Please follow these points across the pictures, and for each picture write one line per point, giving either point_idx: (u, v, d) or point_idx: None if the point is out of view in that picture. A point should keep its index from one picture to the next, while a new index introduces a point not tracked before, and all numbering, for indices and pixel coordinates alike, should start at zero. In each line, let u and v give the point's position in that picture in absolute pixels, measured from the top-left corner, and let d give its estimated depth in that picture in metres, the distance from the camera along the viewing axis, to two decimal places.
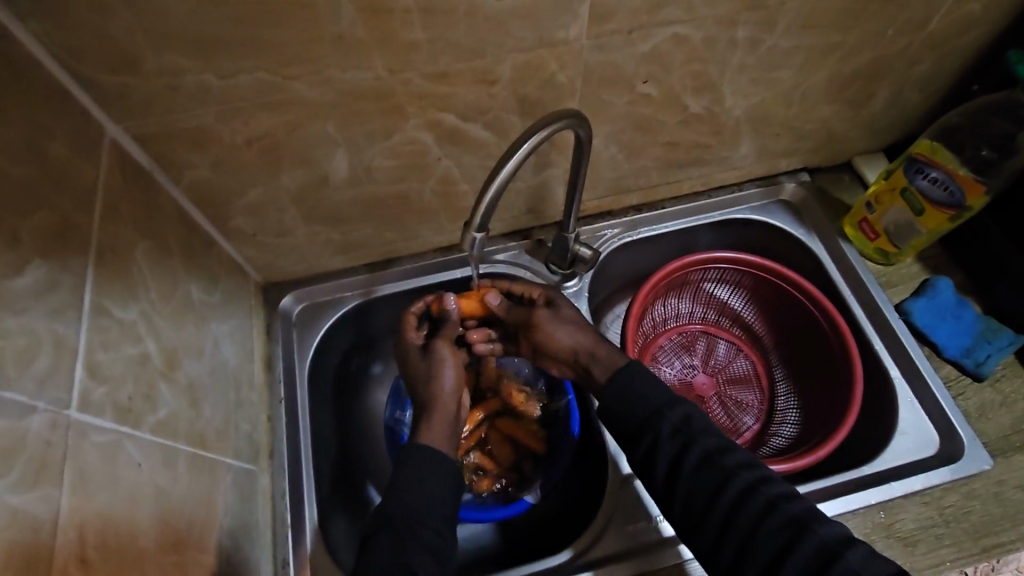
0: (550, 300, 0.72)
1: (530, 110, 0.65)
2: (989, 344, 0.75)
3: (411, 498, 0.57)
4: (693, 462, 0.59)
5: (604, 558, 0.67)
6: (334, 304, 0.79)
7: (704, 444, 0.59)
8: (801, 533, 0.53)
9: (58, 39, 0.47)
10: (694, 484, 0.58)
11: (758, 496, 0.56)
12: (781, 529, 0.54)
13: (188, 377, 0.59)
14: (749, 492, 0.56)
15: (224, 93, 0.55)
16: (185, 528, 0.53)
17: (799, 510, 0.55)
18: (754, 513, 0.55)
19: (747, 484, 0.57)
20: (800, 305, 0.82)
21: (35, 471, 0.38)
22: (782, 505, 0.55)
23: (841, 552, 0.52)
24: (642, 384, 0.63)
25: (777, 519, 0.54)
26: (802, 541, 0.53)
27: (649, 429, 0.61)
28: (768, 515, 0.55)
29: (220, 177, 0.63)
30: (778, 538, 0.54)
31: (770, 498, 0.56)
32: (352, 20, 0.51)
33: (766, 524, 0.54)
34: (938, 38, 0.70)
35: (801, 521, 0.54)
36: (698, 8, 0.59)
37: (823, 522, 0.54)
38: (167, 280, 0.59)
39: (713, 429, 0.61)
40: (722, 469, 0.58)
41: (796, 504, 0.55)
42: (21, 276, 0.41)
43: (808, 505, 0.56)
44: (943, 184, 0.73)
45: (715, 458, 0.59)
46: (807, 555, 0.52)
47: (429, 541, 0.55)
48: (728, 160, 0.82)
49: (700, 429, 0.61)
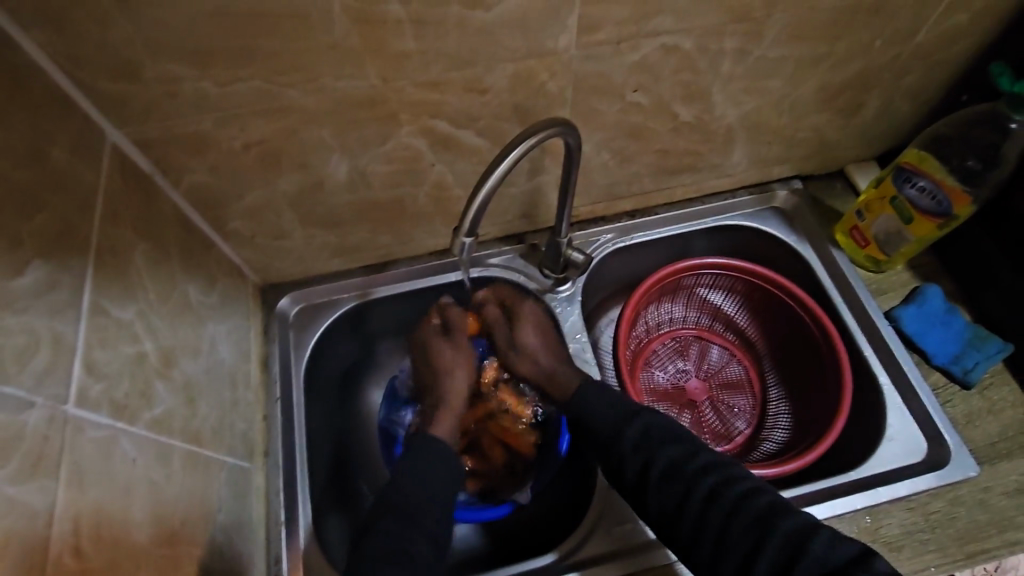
0: (518, 317, 0.78)
1: (521, 117, 0.66)
2: (977, 352, 0.76)
3: (400, 491, 0.60)
4: (656, 475, 0.60)
5: (592, 559, 0.68)
6: (331, 306, 0.81)
7: (665, 455, 0.61)
8: (765, 533, 0.55)
9: (61, 47, 0.49)
10: (660, 496, 0.60)
11: (722, 499, 0.57)
12: (747, 530, 0.56)
13: (184, 376, 0.60)
14: (714, 496, 0.58)
15: (221, 100, 0.56)
16: (179, 523, 0.54)
17: (764, 505, 0.56)
18: (720, 518, 0.57)
19: (712, 488, 0.58)
20: (791, 312, 0.83)
21: (33, 463, 0.40)
22: (749, 502, 0.57)
23: (808, 546, 0.53)
24: (602, 409, 0.66)
25: (744, 518, 0.56)
26: (769, 540, 0.54)
27: (613, 447, 0.63)
28: (734, 518, 0.56)
29: (218, 181, 0.65)
30: (746, 539, 0.55)
31: (734, 500, 0.57)
32: (346, 30, 0.53)
33: (735, 524, 0.56)
34: (926, 49, 0.71)
35: (768, 516, 0.56)
36: (686, 19, 0.60)
37: (787, 515, 0.55)
38: (165, 281, 0.61)
39: (675, 436, 0.63)
40: (685, 476, 0.59)
41: (761, 500, 0.57)
42: (22, 276, 0.42)
43: (773, 497, 0.57)
44: (930, 194, 0.74)
45: (677, 467, 0.60)
46: (776, 550, 0.54)
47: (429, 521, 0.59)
48: (719, 167, 0.83)
49: (659, 439, 0.62)
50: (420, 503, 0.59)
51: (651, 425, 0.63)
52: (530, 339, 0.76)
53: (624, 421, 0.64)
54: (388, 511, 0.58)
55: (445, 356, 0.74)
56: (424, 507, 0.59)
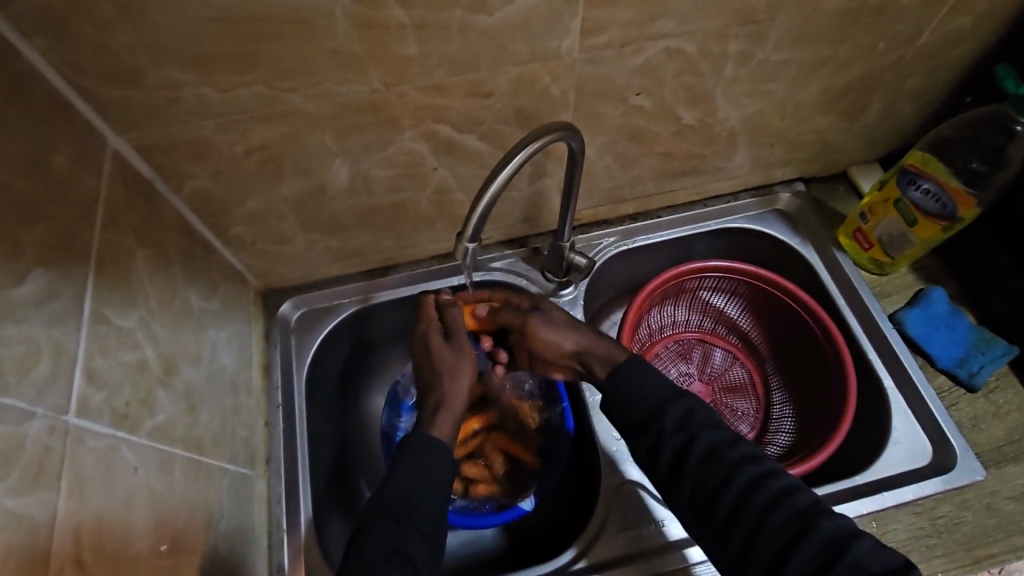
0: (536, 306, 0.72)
1: (524, 122, 0.66)
2: (982, 355, 0.75)
3: None
4: (696, 457, 0.59)
5: (603, 561, 0.68)
6: (333, 310, 0.80)
7: (708, 439, 0.60)
8: (806, 528, 0.54)
9: (62, 54, 0.49)
10: (697, 479, 0.59)
11: (762, 490, 0.56)
12: (786, 524, 0.54)
13: (185, 383, 0.60)
14: (753, 486, 0.57)
15: (223, 105, 0.56)
16: (181, 531, 0.54)
17: (805, 505, 0.55)
18: (759, 507, 0.55)
19: (753, 478, 0.57)
20: (794, 315, 0.82)
21: (33, 474, 0.39)
22: (788, 498, 0.56)
23: (847, 546, 0.52)
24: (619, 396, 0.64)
25: (783, 514, 0.55)
26: (807, 536, 0.53)
27: (653, 425, 0.61)
28: (774, 509, 0.55)
29: (219, 187, 0.64)
30: (783, 533, 0.54)
31: (775, 492, 0.56)
32: (348, 35, 0.53)
33: (771, 519, 0.55)
34: (930, 51, 0.71)
35: (807, 515, 0.54)
36: (690, 22, 0.60)
37: (828, 516, 0.54)
38: (167, 288, 0.60)
39: (716, 423, 0.61)
40: (726, 463, 0.58)
41: (802, 498, 0.56)
42: (23, 285, 0.42)
43: (813, 498, 0.56)
44: (935, 197, 0.73)
45: (719, 453, 0.59)
46: (812, 549, 0.52)
47: (426, 528, 0.56)
48: (723, 170, 0.83)
49: (702, 422, 0.61)
50: (431, 501, 0.57)
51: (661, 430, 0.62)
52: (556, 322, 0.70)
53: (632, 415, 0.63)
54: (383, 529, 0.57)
55: (444, 355, 0.67)
56: (413, 513, 0.56)
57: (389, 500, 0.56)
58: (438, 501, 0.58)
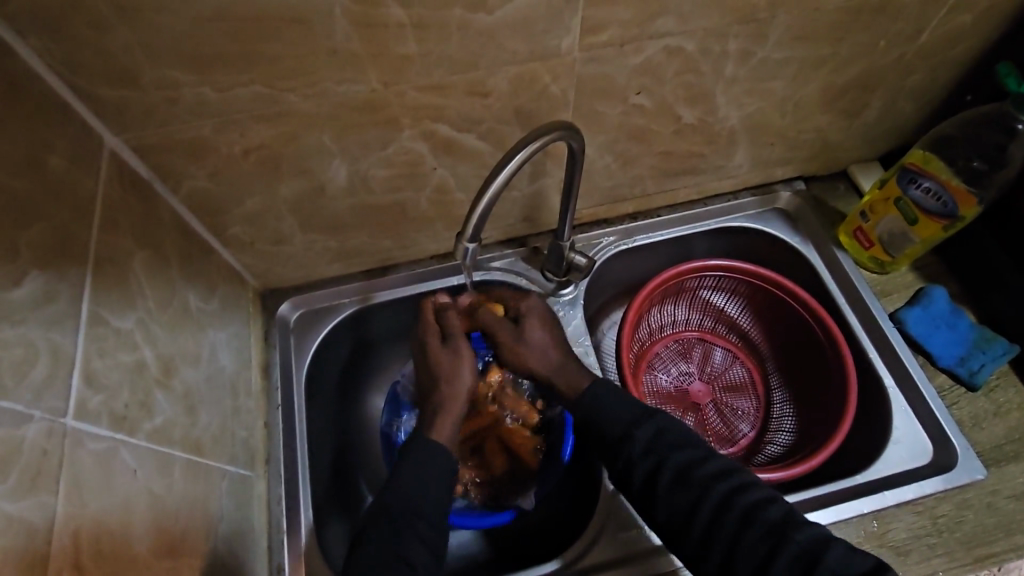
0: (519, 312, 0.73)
1: (524, 121, 0.65)
2: (983, 353, 0.75)
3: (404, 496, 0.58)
4: (666, 480, 0.59)
5: (598, 565, 0.67)
6: (332, 310, 0.80)
7: (676, 460, 0.60)
8: (779, 543, 0.54)
9: (59, 53, 0.48)
10: (670, 502, 0.58)
11: (735, 508, 0.56)
12: (760, 540, 0.54)
13: (184, 384, 0.60)
14: (725, 504, 0.56)
15: (221, 105, 0.56)
16: (180, 534, 0.54)
17: (777, 518, 0.55)
18: (732, 526, 0.55)
19: (725, 494, 0.57)
20: (794, 314, 0.82)
21: (31, 477, 0.39)
22: (761, 513, 0.55)
23: (822, 557, 0.52)
24: (615, 400, 0.65)
25: (756, 530, 0.55)
26: (781, 552, 0.53)
27: (622, 450, 0.61)
28: (747, 527, 0.55)
29: (217, 187, 0.64)
30: (760, 549, 0.54)
31: (747, 508, 0.56)
32: (346, 34, 0.52)
33: (746, 535, 0.55)
34: (931, 49, 0.71)
35: (780, 529, 0.54)
36: (690, 20, 0.59)
37: (801, 528, 0.54)
38: (165, 289, 0.60)
39: (687, 440, 0.61)
40: (697, 482, 0.58)
41: (774, 510, 0.56)
42: (20, 287, 0.42)
43: (786, 510, 0.56)
44: (936, 195, 0.73)
45: (688, 473, 0.59)
46: (788, 563, 0.52)
47: (424, 533, 0.56)
48: (723, 169, 0.82)
49: (671, 443, 0.61)
50: (429, 505, 0.58)
51: (664, 429, 0.62)
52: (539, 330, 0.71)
53: (634, 416, 0.63)
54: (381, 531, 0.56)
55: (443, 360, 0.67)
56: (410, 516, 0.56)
57: (394, 507, 0.57)
58: (436, 504, 0.58)
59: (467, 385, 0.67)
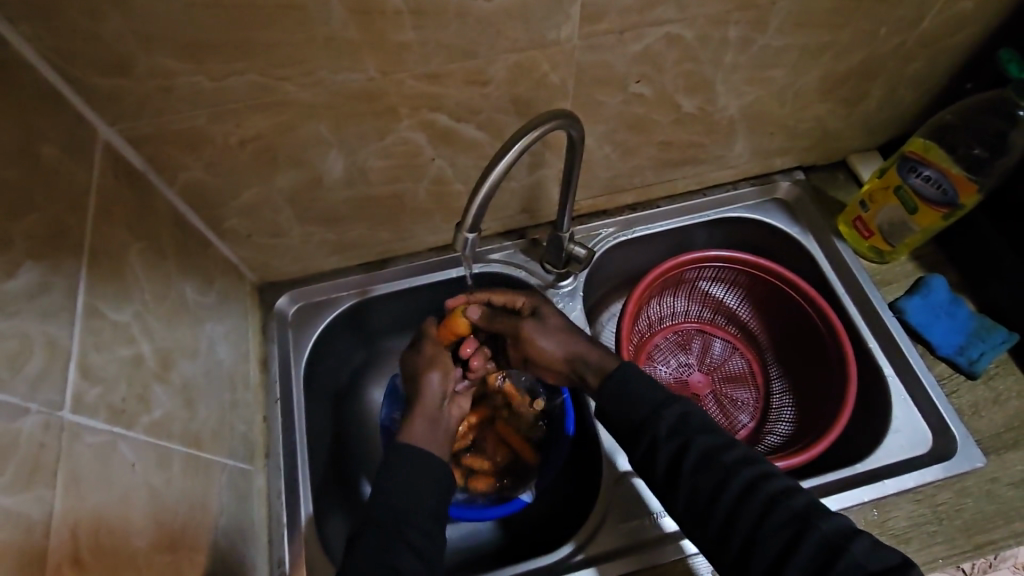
0: (535, 309, 0.72)
1: (522, 110, 0.65)
2: (982, 342, 0.75)
3: (401, 494, 0.58)
4: (692, 462, 0.59)
5: (598, 555, 0.67)
6: (330, 304, 0.79)
7: (701, 444, 0.59)
8: (803, 529, 0.54)
9: (50, 41, 0.48)
10: (693, 485, 0.58)
11: (759, 493, 0.56)
12: (783, 526, 0.54)
13: (182, 378, 0.59)
14: (750, 488, 0.56)
15: (216, 95, 0.55)
16: (180, 528, 0.53)
17: (801, 506, 0.55)
18: (756, 511, 0.55)
19: (750, 481, 0.57)
20: (793, 304, 0.82)
21: (28, 470, 0.39)
22: (784, 500, 0.55)
23: (844, 547, 0.52)
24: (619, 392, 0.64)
25: (780, 517, 0.54)
26: (805, 538, 0.53)
27: (646, 431, 0.61)
28: (770, 513, 0.55)
29: (213, 178, 0.63)
30: (782, 535, 0.54)
31: (772, 494, 0.56)
32: (343, 21, 0.52)
33: (768, 522, 0.55)
34: (931, 37, 0.70)
35: (803, 516, 0.54)
36: (691, 7, 0.59)
37: (824, 516, 0.54)
38: (161, 281, 0.59)
39: (712, 426, 0.61)
40: (722, 466, 0.58)
41: (798, 498, 0.56)
42: (14, 279, 0.41)
43: (810, 498, 0.56)
44: (936, 183, 0.73)
45: (713, 457, 0.59)
46: (810, 552, 0.52)
47: (414, 540, 0.56)
48: (722, 158, 0.82)
49: (697, 427, 0.60)
50: (422, 513, 0.57)
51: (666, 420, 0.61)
52: (556, 324, 0.70)
53: (636, 410, 0.62)
54: (376, 528, 0.56)
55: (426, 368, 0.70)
56: (401, 525, 0.56)
57: (399, 511, 0.57)
58: (432, 511, 0.58)
59: (433, 387, 0.69)
